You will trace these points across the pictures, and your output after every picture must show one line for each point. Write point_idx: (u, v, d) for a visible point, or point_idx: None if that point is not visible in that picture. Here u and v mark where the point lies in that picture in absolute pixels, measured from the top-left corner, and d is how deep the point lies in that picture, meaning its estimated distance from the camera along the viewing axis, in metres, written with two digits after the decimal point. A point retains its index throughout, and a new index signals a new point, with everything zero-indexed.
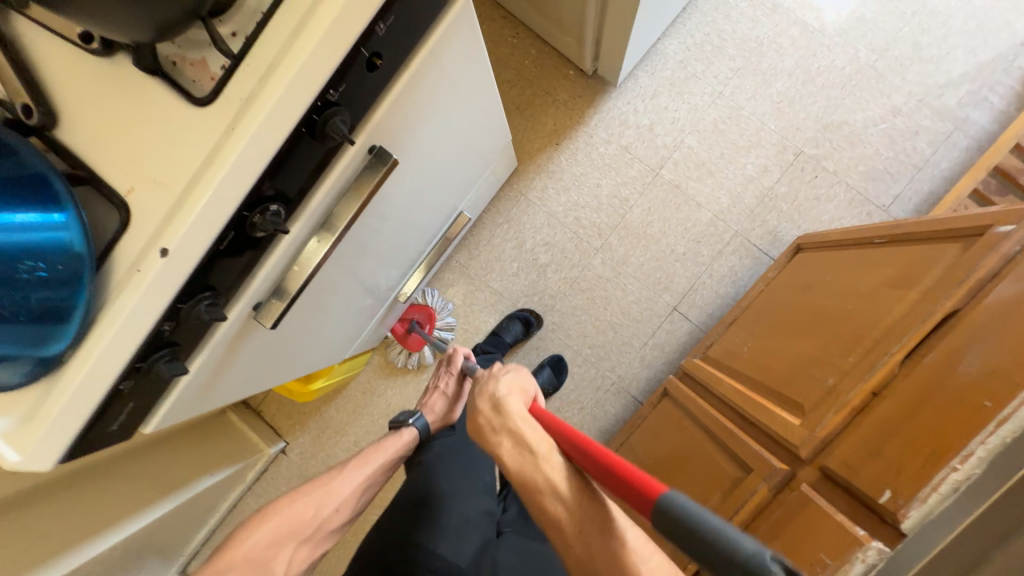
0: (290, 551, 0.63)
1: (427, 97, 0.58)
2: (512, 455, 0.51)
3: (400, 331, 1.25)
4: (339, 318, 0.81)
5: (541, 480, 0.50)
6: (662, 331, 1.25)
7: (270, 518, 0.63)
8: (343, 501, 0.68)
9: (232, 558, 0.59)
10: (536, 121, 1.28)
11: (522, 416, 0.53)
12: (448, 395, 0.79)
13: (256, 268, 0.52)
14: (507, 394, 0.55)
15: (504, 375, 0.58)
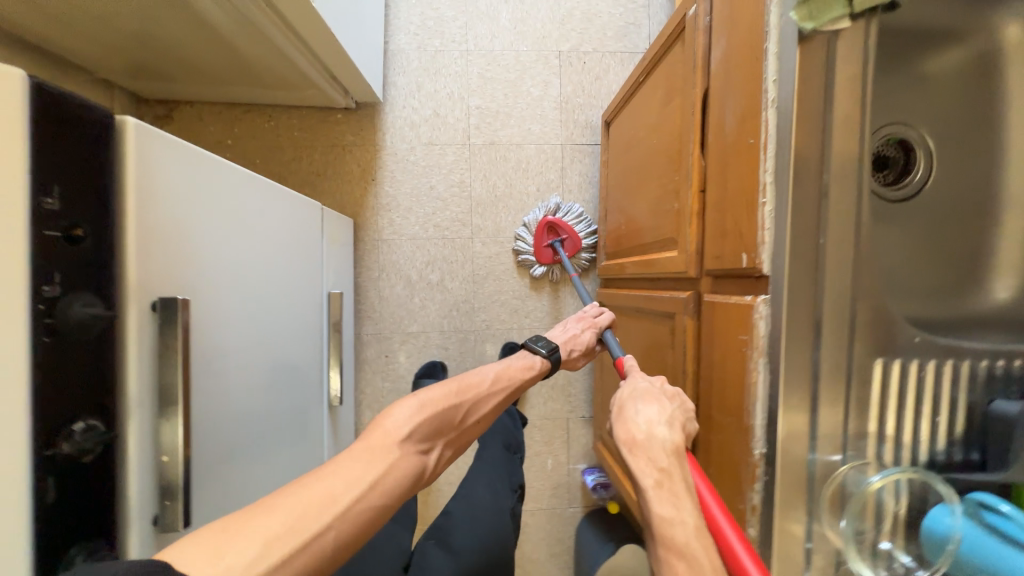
0: (439, 450, 0.59)
1: (178, 227, 0.56)
2: (664, 507, 0.47)
3: (545, 237, 1.27)
4: (266, 465, 0.76)
5: (680, 531, 0.45)
6: (570, 261, 1.33)
7: (420, 408, 0.59)
8: (482, 408, 0.69)
9: (384, 439, 0.53)
10: (343, 174, 1.28)
11: (682, 471, 0.51)
12: (582, 342, 0.93)
13: (121, 487, 0.49)
14: (664, 429, 0.55)
15: (641, 401, 0.60)
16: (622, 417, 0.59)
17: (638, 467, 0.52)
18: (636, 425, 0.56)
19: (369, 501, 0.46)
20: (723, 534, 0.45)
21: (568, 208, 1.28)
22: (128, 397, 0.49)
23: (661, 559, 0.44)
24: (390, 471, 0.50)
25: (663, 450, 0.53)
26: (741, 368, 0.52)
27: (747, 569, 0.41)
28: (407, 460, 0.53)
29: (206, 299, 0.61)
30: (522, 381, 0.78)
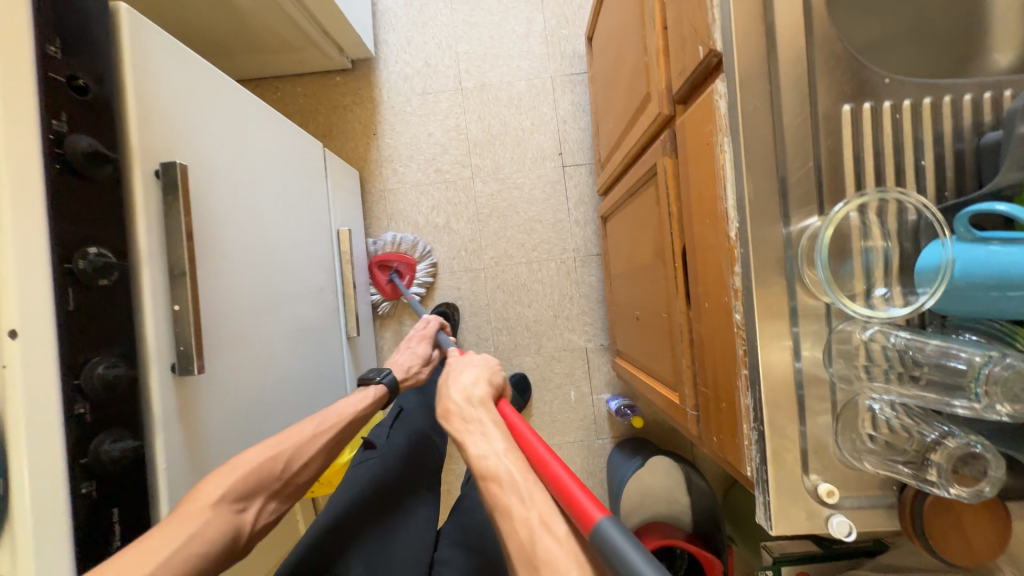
0: (259, 505, 0.63)
1: (181, 113, 0.61)
2: (477, 446, 0.62)
3: (381, 276, 1.32)
4: (284, 365, 0.81)
5: (489, 459, 0.59)
6: (572, 189, 1.33)
7: (239, 466, 0.61)
8: (312, 456, 0.70)
9: (197, 506, 0.55)
10: (346, 132, 1.35)
11: (491, 415, 0.67)
12: (419, 356, 1.01)
13: (140, 329, 0.54)
14: (471, 388, 0.73)
15: (456, 376, 0.77)
16: (443, 390, 0.76)
17: (455, 427, 0.68)
18: (451, 394, 0.72)
19: (190, 551, 0.53)
20: (551, 468, 0.52)
21: (403, 238, 1.30)
22: (138, 247, 0.53)
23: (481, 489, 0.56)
24: (206, 529, 0.54)
25: (471, 405, 0.70)
26: (711, 162, 0.50)
27: (566, 481, 0.49)
28: (224, 518, 0.57)
29: (215, 184, 0.67)
30: (351, 414, 0.79)
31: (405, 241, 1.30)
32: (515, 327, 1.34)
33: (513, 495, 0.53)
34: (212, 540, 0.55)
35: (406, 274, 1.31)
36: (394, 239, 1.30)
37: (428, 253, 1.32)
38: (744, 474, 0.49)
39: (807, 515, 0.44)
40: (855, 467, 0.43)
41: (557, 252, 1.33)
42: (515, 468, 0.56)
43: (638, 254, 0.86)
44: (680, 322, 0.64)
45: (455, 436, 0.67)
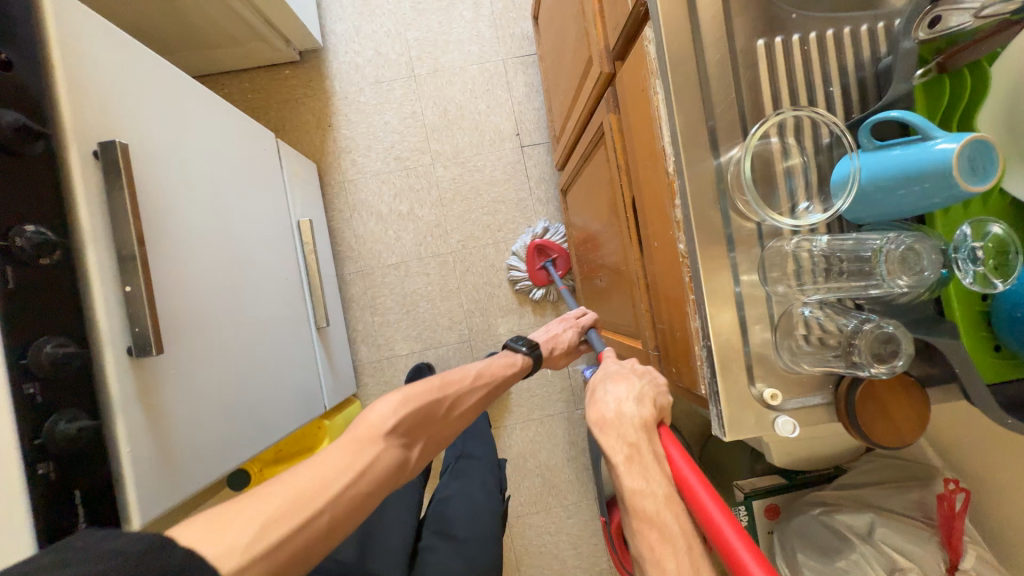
0: (422, 446, 0.67)
1: (117, 95, 0.59)
2: (633, 481, 0.49)
3: (535, 259, 1.32)
4: (250, 352, 0.79)
5: (651, 504, 0.48)
6: (532, 168, 1.36)
7: (411, 401, 0.67)
8: (465, 406, 0.76)
9: (371, 428, 0.60)
10: (300, 125, 1.33)
11: (653, 444, 0.53)
12: (565, 342, 0.92)
13: (90, 312, 0.52)
14: (632, 406, 0.56)
15: (612, 381, 0.62)
16: (593, 398, 0.59)
17: (611, 444, 0.53)
18: (607, 404, 0.57)
19: (359, 489, 0.53)
20: (725, 536, 0.40)
21: (556, 227, 1.33)
22: (81, 227, 0.52)
23: (634, 530, 0.47)
24: (373, 463, 0.57)
25: (633, 426, 0.54)
26: (647, 107, 0.53)
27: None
28: (390, 453, 0.60)
29: (160, 168, 0.65)
30: (501, 376, 0.83)
31: (552, 229, 1.34)
32: (488, 307, 1.35)
33: (672, 563, 0.44)
34: (383, 470, 0.58)
35: (558, 262, 1.31)
36: (547, 227, 1.33)
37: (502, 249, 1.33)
38: (699, 393, 0.53)
39: (756, 420, 0.48)
40: (796, 372, 0.47)
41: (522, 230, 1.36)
42: (677, 528, 0.46)
43: (595, 216, 0.90)
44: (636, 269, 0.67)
45: (604, 455, 0.53)
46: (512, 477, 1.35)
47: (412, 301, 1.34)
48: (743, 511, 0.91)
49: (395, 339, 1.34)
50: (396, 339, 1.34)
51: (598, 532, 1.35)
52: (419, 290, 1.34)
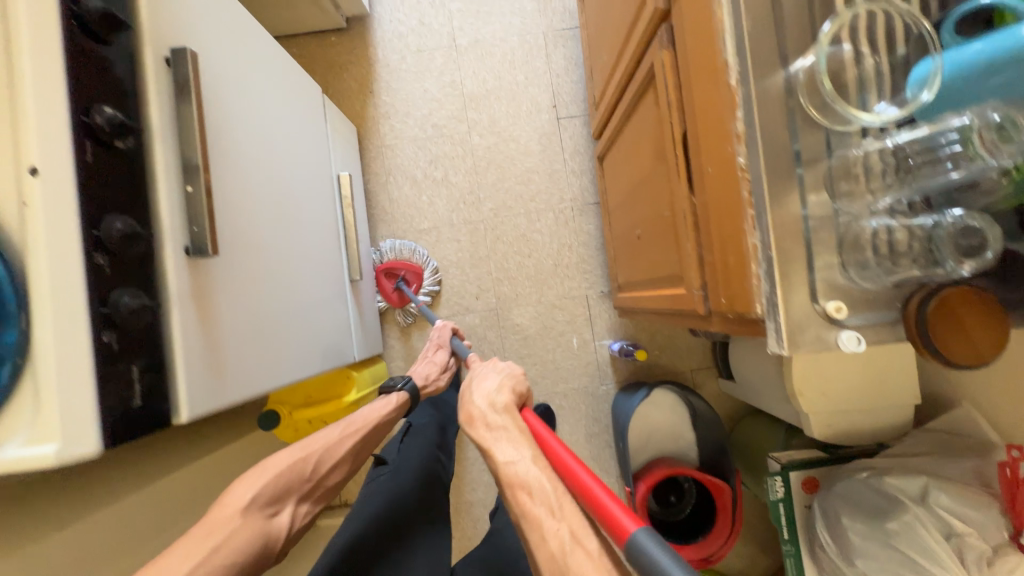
0: (290, 509, 0.76)
1: (189, 10, 0.62)
2: (505, 453, 0.61)
3: (387, 283, 1.30)
4: (291, 284, 0.81)
5: (519, 468, 0.58)
6: (567, 141, 1.36)
7: (271, 470, 0.74)
8: (337, 461, 0.84)
9: (224, 512, 0.67)
10: (343, 90, 1.37)
11: (514, 422, 0.66)
12: (438, 364, 1.12)
13: (155, 204, 0.53)
14: (495, 395, 0.71)
15: (478, 380, 0.76)
16: (464, 397, 0.73)
17: (480, 434, 0.66)
18: (474, 401, 0.70)
19: (226, 554, 0.63)
20: (579, 474, 0.51)
21: (401, 246, 1.32)
22: (150, 123, 0.54)
23: (510, 498, 0.56)
24: (229, 538, 0.64)
25: (498, 415, 0.67)
26: (710, 22, 0.52)
27: (595, 489, 0.48)
28: (256, 526, 0.69)
29: (223, 87, 0.67)
30: (374, 421, 0.91)
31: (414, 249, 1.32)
32: (516, 277, 1.35)
33: (541, 505, 0.53)
34: (243, 542, 0.66)
35: (413, 282, 1.31)
36: (395, 244, 1.31)
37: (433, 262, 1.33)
38: (754, 316, 0.51)
39: (819, 337, 0.46)
40: (864, 291, 0.46)
41: (555, 201, 1.36)
42: (543, 476, 0.56)
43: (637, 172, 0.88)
44: (684, 206, 0.66)
45: (479, 444, 0.65)
46: None
47: (441, 266, 1.35)
48: (779, 483, 0.86)
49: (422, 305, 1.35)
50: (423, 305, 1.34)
51: None
52: (449, 256, 1.35)
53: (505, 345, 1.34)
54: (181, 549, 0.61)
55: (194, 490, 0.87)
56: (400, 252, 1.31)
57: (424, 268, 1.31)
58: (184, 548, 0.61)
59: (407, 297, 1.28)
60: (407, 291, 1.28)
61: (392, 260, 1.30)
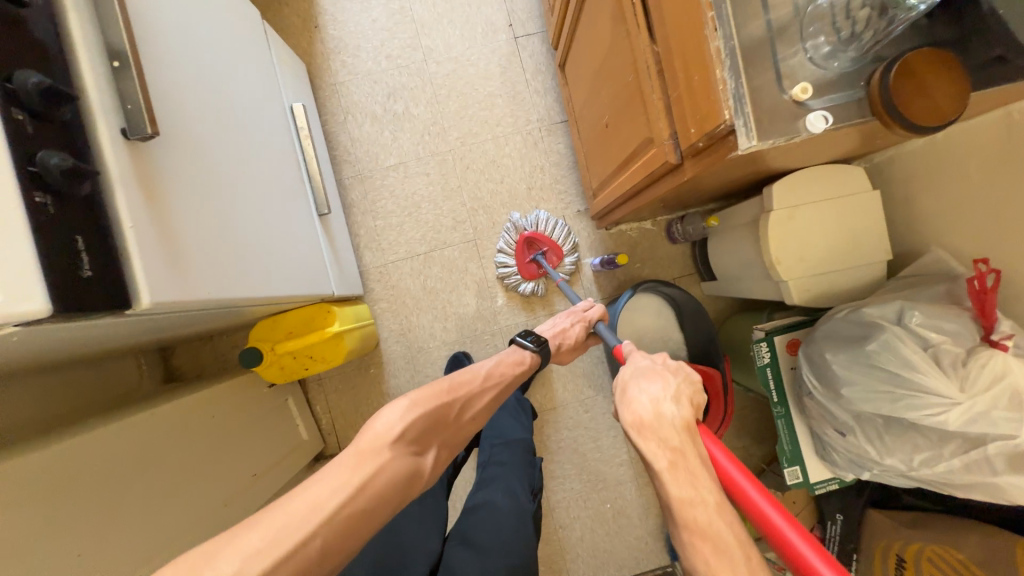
0: (433, 453, 0.68)
1: None
2: (681, 488, 0.52)
3: (525, 254, 1.28)
4: (251, 198, 0.77)
5: (700, 513, 0.50)
6: (527, 60, 1.32)
7: (419, 407, 0.68)
8: (478, 411, 0.78)
9: (375, 439, 0.61)
10: (286, 29, 1.29)
11: (697, 449, 0.55)
12: (572, 335, 1.00)
13: (79, 77, 0.48)
14: (670, 406, 0.59)
15: (645, 379, 0.65)
16: (626, 399, 0.63)
17: (649, 449, 0.56)
18: (642, 404, 0.61)
19: (354, 505, 0.54)
20: (783, 532, 0.45)
21: (540, 219, 1.29)
22: None
23: (687, 541, 0.49)
24: (381, 473, 0.59)
25: (673, 429, 0.57)
26: None
27: (778, 521, 0.46)
28: (403, 460, 0.63)
29: None
30: (509, 376, 0.85)
31: (557, 225, 1.29)
32: (492, 205, 1.33)
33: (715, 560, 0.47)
34: (393, 478, 0.60)
35: (552, 258, 1.28)
36: (548, 219, 1.29)
37: (575, 248, 1.30)
38: (719, 127, 0.51)
39: (788, 125, 0.46)
40: (824, 71, 0.46)
41: (522, 124, 1.33)
42: (731, 527, 0.48)
43: (597, 52, 0.86)
44: (645, 55, 0.65)
45: (645, 460, 0.56)
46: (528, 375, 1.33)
47: (413, 202, 1.32)
48: (765, 349, 0.88)
49: (399, 243, 1.31)
50: (400, 243, 1.31)
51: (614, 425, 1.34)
52: (420, 191, 1.32)
53: (489, 274, 1.33)
54: (328, 476, 0.56)
55: (179, 429, 0.85)
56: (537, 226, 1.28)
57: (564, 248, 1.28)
58: (331, 474, 0.56)
59: (546, 270, 1.25)
60: (546, 264, 1.25)
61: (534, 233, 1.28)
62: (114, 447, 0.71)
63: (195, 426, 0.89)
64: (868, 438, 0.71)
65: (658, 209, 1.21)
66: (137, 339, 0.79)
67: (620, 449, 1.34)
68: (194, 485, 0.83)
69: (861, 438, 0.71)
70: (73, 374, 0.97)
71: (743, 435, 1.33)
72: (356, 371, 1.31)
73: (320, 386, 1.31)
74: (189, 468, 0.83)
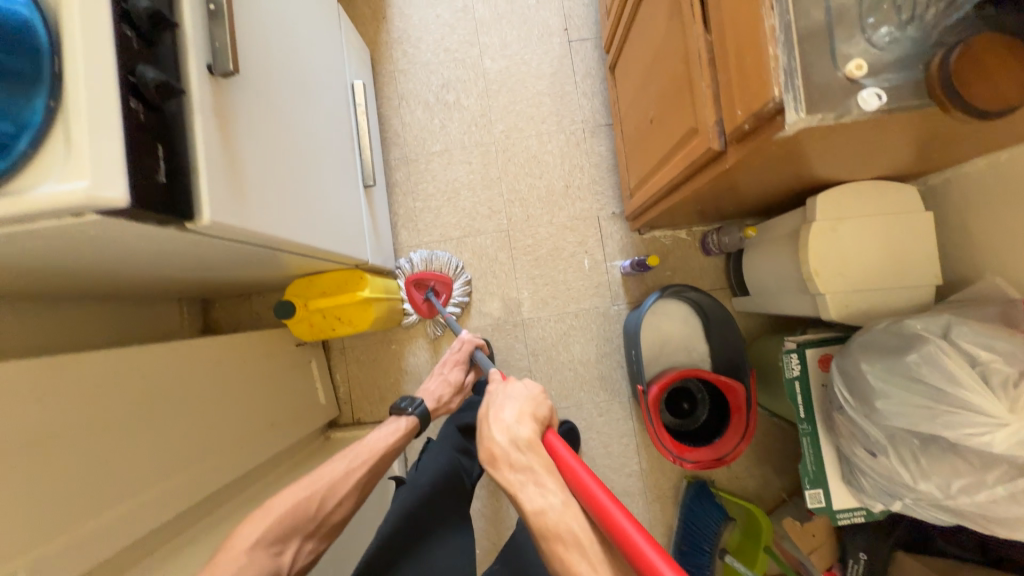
0: (296, 545, 0.72)
1: None
2: (532, 499, 0.60)
3: (417, 295, 1.28)
4: (307, 152, 0.82)
5: (551, 514, 0.58)
6: (578, 63, 1.36)
7: (273, 510, 0.71)
8: (345, 492, 0.79)
9: (237, 549, 0.66)
10: (357, 18, 1.39)
11: (540, 455, 0.64)
12: (453, 384, 1.02)
13: (179, 13, 0.54)
14: (515, 426, 0.68)
15: (498, 408, 0.71)
16: (483, 432, 0.69)
17: (504, 477, 0.64)
18: (495, 435, 0.67)
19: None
20: (616, 518, 0.50)
21: (437, 257, 1.30)
22: None
23: (545, 548, 0.57)
24: (244, 572, 0.64)
25: (518, 450, 0.65)
26: None
27: (613, 512, 0.51)
28: (260, 561, 0.67)
29: None
30: (381, 447, 0.86)
31: (439, 258, 1.30)
32: (528, 198, 1.35)
33: (580, 558, 0.54)
34: None
35: (442, 293, 1.29)
36: (426, 258, 1.29)
37: (462, 270, 1.31)
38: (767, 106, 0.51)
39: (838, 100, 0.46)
40: (876, 53, 0.46)
41: (567, 123, 1.36)
42: (577, 526, 0.57)
43: (649, 48, 0.88)
44: (698, 43, 0.66)
45: (501, 487, 0.63)
46: (544, 370, 1.32)
47: (453, 188, 1.36)
48: (795, 360, 0.85)
49: (435, 226, 1.36)
50: (435, 226, 1.35)
51: (627, 432, 1.31)
52: (461, 178, 1.36)
53: (517, 265, 1.35)
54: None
55: (212, 365, 0.89)
56: (428, 262, 1.29)
57: (455, 280, 1.29)
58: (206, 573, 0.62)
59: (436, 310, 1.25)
60: (437, 300, 1.26)
61: (421, 270, 1.28)
62: (153, 368, 0.75)
63: (225, 364, 0.93)
64: (901, 461, 0.67)
65: (696, 216, 1.20)
66: (188, 274, 0.85)
67: (631, 459, 1.30)
68: (218, 420, 0.87)
69: (894, 459, 0.67)
70: (124, 306, 1.04)
71: (763, 461, 1.27)
72: (378, 344, 1.34)
73: (342, 354, 1.34)
74: (216, 404, 0.87)
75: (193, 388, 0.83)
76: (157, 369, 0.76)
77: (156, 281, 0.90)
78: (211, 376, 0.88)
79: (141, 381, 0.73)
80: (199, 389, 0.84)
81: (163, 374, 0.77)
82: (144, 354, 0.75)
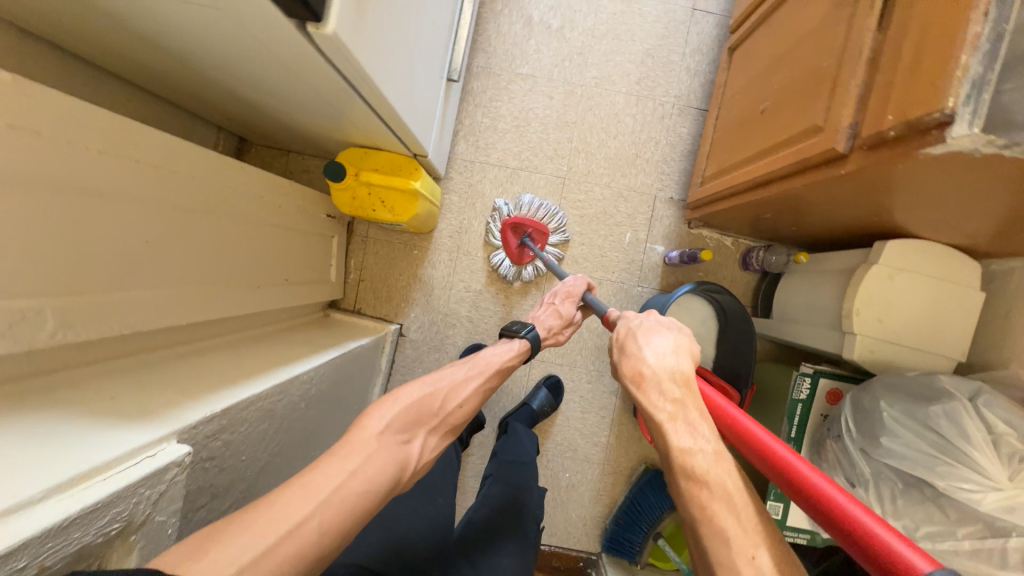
0: (421, 440, 0.66)
1: None
2: (681, 438, 0.53)
3: (512, 238, 1.25)
4: (418, 13, 0.77)
5: (698, 457, 0.52)
6: (693, 35, 1.30)
7: (402, 400, 0.66)
8: (462, 401, 0.74)
9: (368, 433, 0.59)
10: None
11: (695, 400, 0.56)
12: (563, 317, 0.94)
13: None
14: (671, 361, 0.59)
15: (646, 334, 0.64)
16: (630, 353, 0.63)
17: (651, 400, 0.57)
18: (646, 359, 0.60)
19: (356, 482, 0.53)
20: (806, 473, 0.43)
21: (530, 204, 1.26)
22: None
23: (683, 488, 0.51)
24: (374, 460, 0.56)
25: (673, 383, 0.57)
26: None
27: (828, 487, 0.42)
28: (389, 451, 0.59)
29: None
30: (501, 369, 0.81)
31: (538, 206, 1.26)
32: (595, 155, 1.32)
33: (728, 514, 0.49)
34: (382, 466, 0.57)
35: (538, 240, 1.25)
36: (527, 204, 1.26)
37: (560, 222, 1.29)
38: (923, 119, 0.51)
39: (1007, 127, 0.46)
40: None
41: (659, 93, 1.31)
42: (729, 479, 0.50)
43: (788, 38, 0.85)
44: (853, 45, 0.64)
45: (644, 413, 0.57)
46: None
47: (526, 118, 1.31)
48: (806, 384, 0.88)
49: (495, 148, 1.31)
50: (496, 149, 1.31)
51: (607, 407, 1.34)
52: (536, 110, 1.31)
53: (562, 215, 1.32)
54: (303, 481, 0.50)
55: (253, 200, 0.86)
56: (525, 210, 1.26)
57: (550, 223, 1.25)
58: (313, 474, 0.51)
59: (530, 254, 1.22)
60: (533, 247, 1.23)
61: (517, 216, 1.24)
62: (204, 178, 0.72)
63: (264, 203, 0.90)
64: (878, 497, 0.73)
65: (750, 228, 1.19)
66: (255, 93, 0.80)
67: (602, 431, 1.34)
68: (245, 253, 0.84)
69: (872, 493, 0.73)
70: (179, 117, 0.99)
71: None
72: (401, 246, 1.32)
73: (363, 242, 1.32)
74: (247, 236, 0.85)
75: (232, 214, 0.80)
76: (209, 180, 0.73)
77: (223, 94, 0.85)
78: (249, 210, 0.85)
79: (194, 184, 0.69)
80: (237, 217, 0.81)
81: (214, 187, 0.74)
82: (201, 158, 0.71)
